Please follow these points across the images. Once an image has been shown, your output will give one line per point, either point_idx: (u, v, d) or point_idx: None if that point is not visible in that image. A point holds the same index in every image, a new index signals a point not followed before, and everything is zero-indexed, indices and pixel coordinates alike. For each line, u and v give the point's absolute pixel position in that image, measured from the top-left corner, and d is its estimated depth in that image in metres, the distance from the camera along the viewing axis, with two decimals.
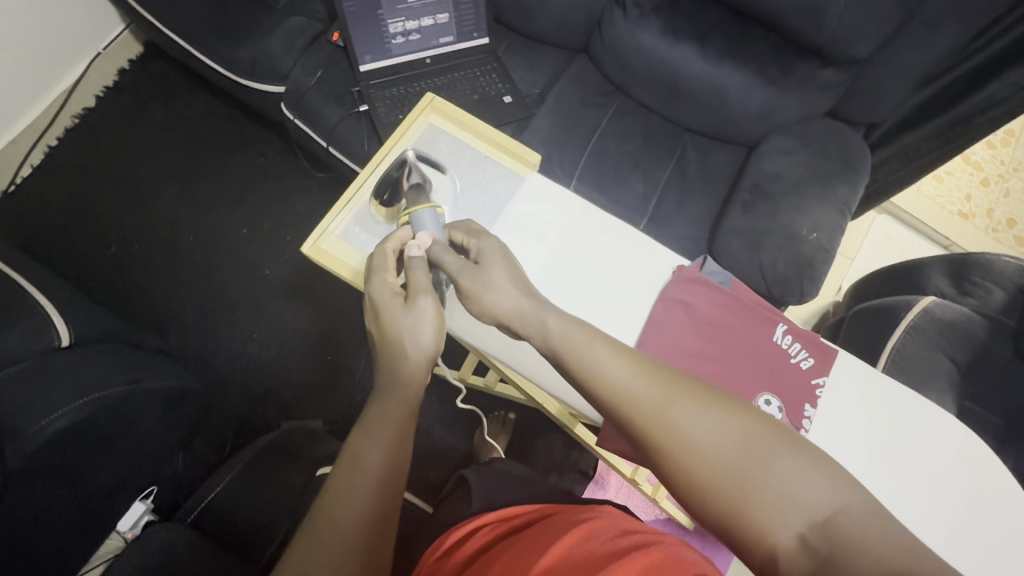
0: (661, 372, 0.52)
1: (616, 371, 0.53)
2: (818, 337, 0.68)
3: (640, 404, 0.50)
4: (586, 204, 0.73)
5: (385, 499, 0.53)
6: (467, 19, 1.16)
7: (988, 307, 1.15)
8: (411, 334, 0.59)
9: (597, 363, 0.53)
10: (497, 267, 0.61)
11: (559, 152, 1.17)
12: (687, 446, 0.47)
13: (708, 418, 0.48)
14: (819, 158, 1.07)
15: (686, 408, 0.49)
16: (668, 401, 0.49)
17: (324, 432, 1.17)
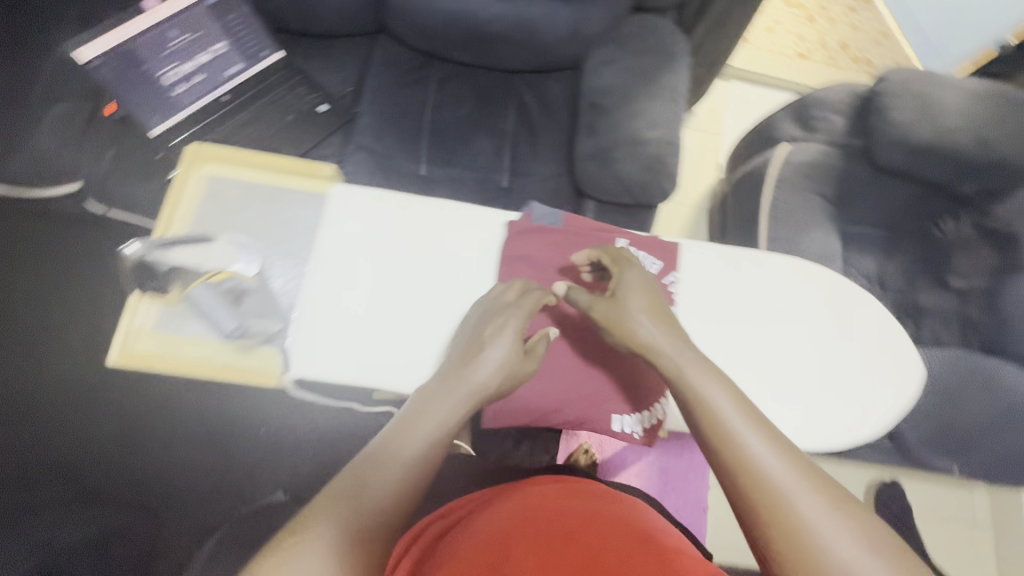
0: (797, 450, 0.46)
1: (748, 435, 0.47)
2: (658, 238, 0.71)
3: (773, 472, 0.44)
4: (401, 196, 0.68)
5: (405, 490, 0.47)
6: (246, 40, 1.07)
7: (834, 135, 1.21)
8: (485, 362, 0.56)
9: (725, 411, 0.49)
10: (636, 301, 0.61)
11: (397, 142, 1.13)
12: (803, 524, 0.42)
13: (843, 523, 0.42)
14: (639, 56, 1.05)
15: (804, 489, 0.44)
16: (802, 484, 0.44)
17: (283, 501, 1.13)
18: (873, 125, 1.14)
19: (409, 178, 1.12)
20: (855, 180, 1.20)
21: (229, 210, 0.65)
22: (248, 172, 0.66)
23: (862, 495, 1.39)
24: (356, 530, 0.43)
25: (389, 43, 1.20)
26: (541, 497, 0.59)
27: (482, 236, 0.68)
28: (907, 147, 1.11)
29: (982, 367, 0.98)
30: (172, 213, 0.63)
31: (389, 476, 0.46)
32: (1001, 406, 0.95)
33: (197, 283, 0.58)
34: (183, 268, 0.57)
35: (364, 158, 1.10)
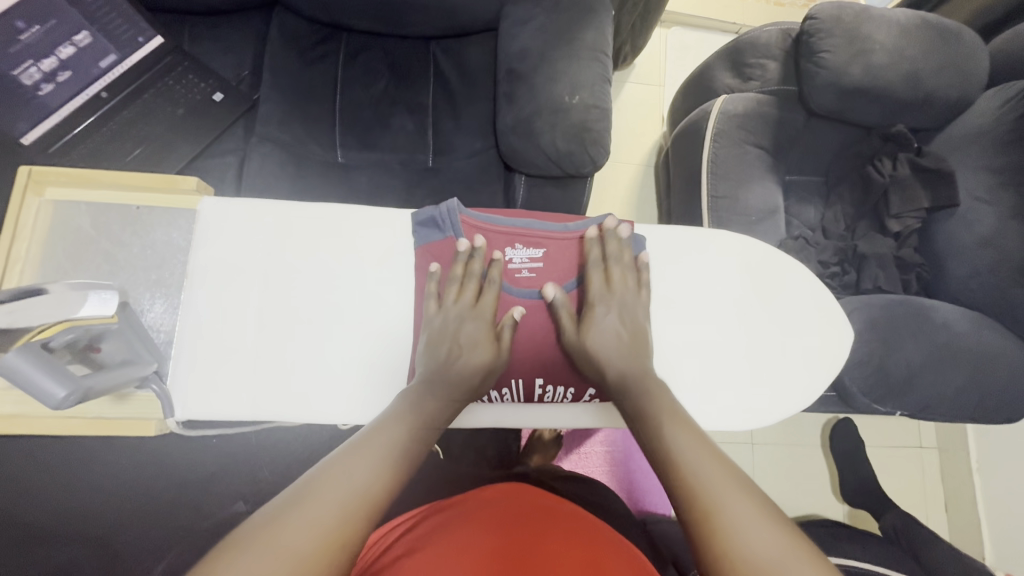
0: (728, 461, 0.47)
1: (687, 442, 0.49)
2: (540, 233, 0.64)
3: (689, 465, 0.47)
4: (279, 203, 0.61)
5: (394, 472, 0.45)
6: (116, 25, 0.93)
7: (769, 82, 1.17)
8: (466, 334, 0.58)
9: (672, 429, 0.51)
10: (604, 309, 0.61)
11: (306, 125, 1.03)
12: (740, 549, 0.40)
13: (759, 528, 0.41)
14: (555, 13, 0.97)
15: (729, 489, 0.44)
16: (720, 482, 0.45)
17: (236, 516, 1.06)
18: (806, 71, 1.10)
19: (327, 167, 1.04)
20: (791, 127, 1.17)
21: (82, 241, 0.57)
22: (102, 196, 0.58)
23: (815, 435, 1.43)
24: (302, 560, 0.37)
25: (286, 15, 1.08)
26: (490, 497, 0.62)
27: (380, 237, 0.62)
28: (838, 89, 1.07)
29: (911, 307, 1.00)
30: (10, 253, 0.55)
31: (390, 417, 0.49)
32: (934, 346, 0.96)
33: (13, 349, 0.42)
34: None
35: (272, 149, 1.00)
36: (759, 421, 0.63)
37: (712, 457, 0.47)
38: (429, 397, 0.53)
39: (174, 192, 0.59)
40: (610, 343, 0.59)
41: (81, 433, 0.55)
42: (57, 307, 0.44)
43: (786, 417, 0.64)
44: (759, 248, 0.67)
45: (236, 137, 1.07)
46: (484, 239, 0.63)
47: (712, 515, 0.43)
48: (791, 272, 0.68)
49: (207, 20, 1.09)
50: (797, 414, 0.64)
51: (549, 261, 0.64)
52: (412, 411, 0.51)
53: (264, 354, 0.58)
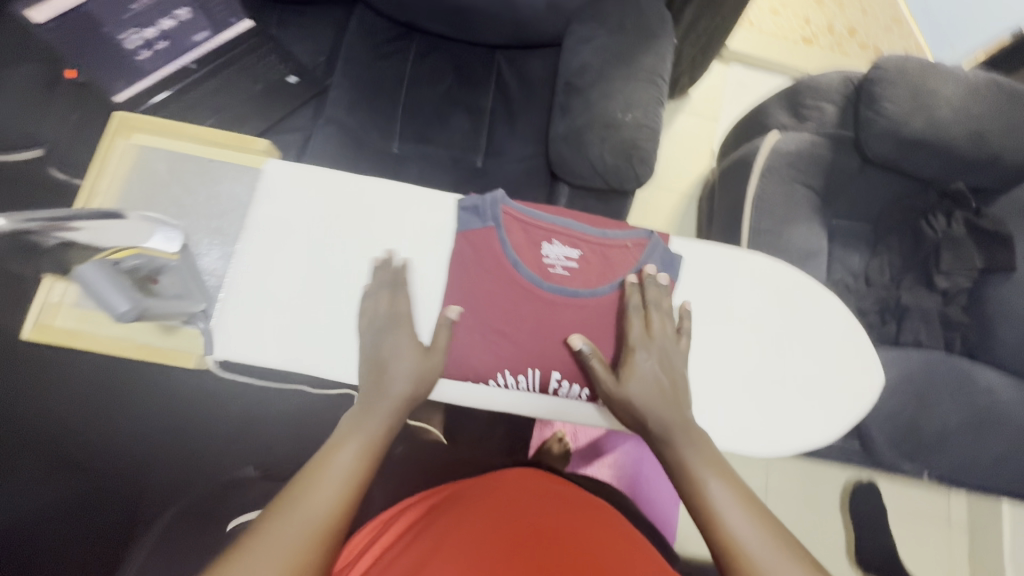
0: (774, 520, 0.47)
1: (734, 505, 0.49)
2: (580, 234, 0.62)
3: (743, 534, 0.46)
4: (335, 173, 0.64)
5: (332, 531, 0.44)
6: (214, 6, 1.03)
7: (825, 125, 1.17)
8: (394, 359, 0.57)
9: (716, 485, 0.50)
10: (647, 350, 0.58)
11: (369, 115, 1.10)
12: None
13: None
14: (619, 34, 1.00)
15: (781, 557, 0.44)
16: (769, 547, 0.45)
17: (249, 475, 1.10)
18: (863, 117, 1.09)
19: (382, 156, 1.09)
20: (844, 172, 1.16)
21: (156, 184, 0.62)
22: (183, 147, 0.64)
23: (835, 493, 1.37)
24: None
25: (365, 12, 1.15)
26: (499, 487, 0.61)
27: (429, 216, 0.65)
28: (896, 138, 1.06)
29: (953, 367, 0.96)
30: (94, 186, 0.60)
31: (344, 450, 0.50)
32: (972, 411, 0.92)
33: (90, 262, 0.48)
34: (75, 244, 0.47)
35: (334, 133, 1.06)
36: (771, 450, 0.62)
37: (747, 507, 0.48)
38: (373, 422, 0.53)
39: (248, 151, 0.65)
40: (649, 390, 0.56)
41: (134, 357, 0.59)
42: (120, 226, 0.49)
43: (799, 450, 0.63)
44: (798, 278, 0.67)
45: (305, 118, 1.13)
46: (522, 231, 0.62)
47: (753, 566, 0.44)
48: (828, 309, 0.66)
49: (294, 10, 1.17)
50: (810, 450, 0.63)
51: (584, 262, 0.62)
52: (356, 446, 0.51)
53: (303, 311, 0.61)
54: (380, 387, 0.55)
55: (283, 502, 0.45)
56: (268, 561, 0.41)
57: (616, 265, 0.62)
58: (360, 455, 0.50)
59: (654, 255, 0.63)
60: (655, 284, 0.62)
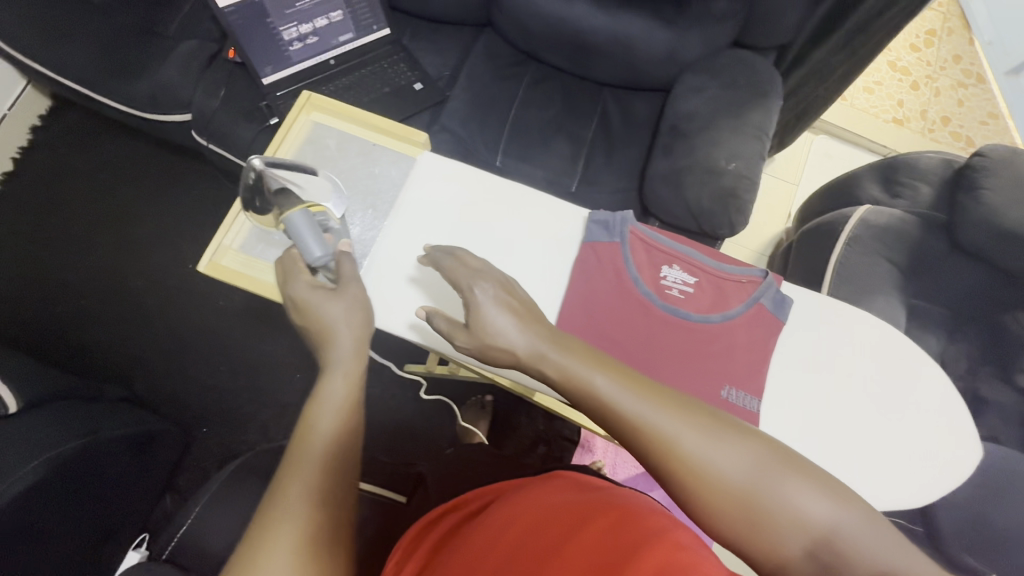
0: (670, 393, 0.46)
1: (626, 393, 0.45)
2: (699, 262, 0.67)
3: (657, 421, 0.43)
4: (481, 173, 0.70)
5: (324, 498, 0.46)
6: (363, 13, 1.13)
7: (918, 206, 1.18)
8: (340, 318, 0.55)
9: (598, 379, 0.46)
10: (485, 281, 0.53)
11: (480, 129, 1.17)
12: (720, 483, 0.41)
13: (723, 448, 0.42)
14: (730, 89, 1.06)
15: (703, 435, 0.43)
16: (682, 423, 0.43)
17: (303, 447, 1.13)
18: (963, 202, 1.11)
19: (485, 167, 1.16)
20: (932, 254, 1.16)
21: (325, 158, 0.70)
22: (352, 128, 0.71)
23: None
24: None
25: (491, 36, 1.25)
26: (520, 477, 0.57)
27: (556, 224, 0.69)
28: (993, 229, 1.07)
29: None
30: (276, 150, 0.69)
31: (318, 410, 0.51)
32: None
33: (298, 210, 0.58)
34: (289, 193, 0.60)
35: (447, 140, 1.14)
36: (868, 503, 0.62)
37: (658, 397, 0.45)
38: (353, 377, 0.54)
39: (406, 140, 0.71)
40: (508, 325, 0.50)
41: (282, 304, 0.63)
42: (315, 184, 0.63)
43: (894, 508, 0.62)
44: (903, 343, 0.68)
45: (421, 122, 1.19)
46: (644, 251, 0.68)
47: (680, 455, 0.42)
48: (931, 375, 0.67)
49: (426, 25, 1.28)
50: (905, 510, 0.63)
51: (698, 289, 0.66)
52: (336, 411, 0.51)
53: (432, 289, 0.65)
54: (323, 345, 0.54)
55: (288, 463, 0.47)
56: (289, 518, 0.43)
57: (730, 296, 0.65)
58: (350, 387, 0.53)
59: (767, 293, 0.65)
60: (764, 321, 0.65)
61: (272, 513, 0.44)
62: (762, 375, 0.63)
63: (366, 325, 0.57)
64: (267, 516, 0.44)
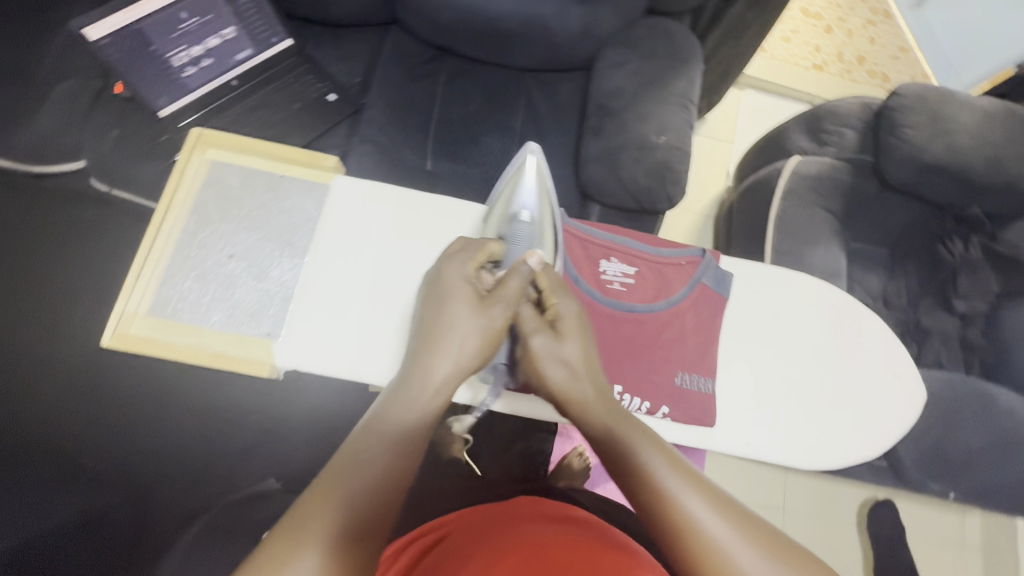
0: (725, 496, 0.47)
1: (670, 468, 0.49)
2: (635, 250, 0.67)
3: (711, 524, 0.44)
4: (401, 192, 0.68)
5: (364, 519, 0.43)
6: (257, 26, 1.06)
7: (846, 151, 1.21)
8: (461, 339, 0.56)
9: (651, 456, 0.50)
10: (570, 339, 0.59)
11: (404, 133, 1.12)
12: None
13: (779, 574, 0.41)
14: (650, 60, 1.04)
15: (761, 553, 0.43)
16: (733, 529, 0.44)
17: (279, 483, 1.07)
18: (885, 142, 1.13)
19: (415, 173, 1.12)
20: (863, 195, 1.19)
21: (229, 196, 0.65)
22: (254, 161, 0.66)
23: (851, 513, 1.38)
24: None
25: (402, 34, 1.19)
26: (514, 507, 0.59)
27: (486, 234, 0.68)
28: (916, 164, 1.10)
29: (973, 389, 0.97)
30: (173, 199, 0.63)
31: (372, 430, 0.50)
32: (994, 432, 0.95)
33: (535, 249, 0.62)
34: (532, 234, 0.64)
35: (370, 150, 1.09)
36: (825, 463, 0.63)
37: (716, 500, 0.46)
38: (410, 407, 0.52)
39: (317, 166, 0.68)
40: (567, 360, 0.58)
41: (206, 365, 0.59)
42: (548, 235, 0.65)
43: (852, 463, 0.64)
44: (844, 301, 0.68)
45: (341, 134, 1.14)
46: (581, 248, 0.67)
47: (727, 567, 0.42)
48: (875, 327, 0.68)
49: (331, 30, 1.20)
50: (863, 463, 0.64)
51: (639, 278, 0.66)
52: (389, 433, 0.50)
53: (368, 321, 0.62)
54: (430, 347, 0.56)
55: (330, 478, 0.45)
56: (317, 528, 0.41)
57: (672, 280, 0.66)
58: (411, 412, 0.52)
59: (707, 272, 0.65)
60: (708, 300, 0.65)
61: (306, 522, 0.41)
62: (712, 355, 0.64)
63: (484, 356, 0.57)
64: (297, 521, 0.41)
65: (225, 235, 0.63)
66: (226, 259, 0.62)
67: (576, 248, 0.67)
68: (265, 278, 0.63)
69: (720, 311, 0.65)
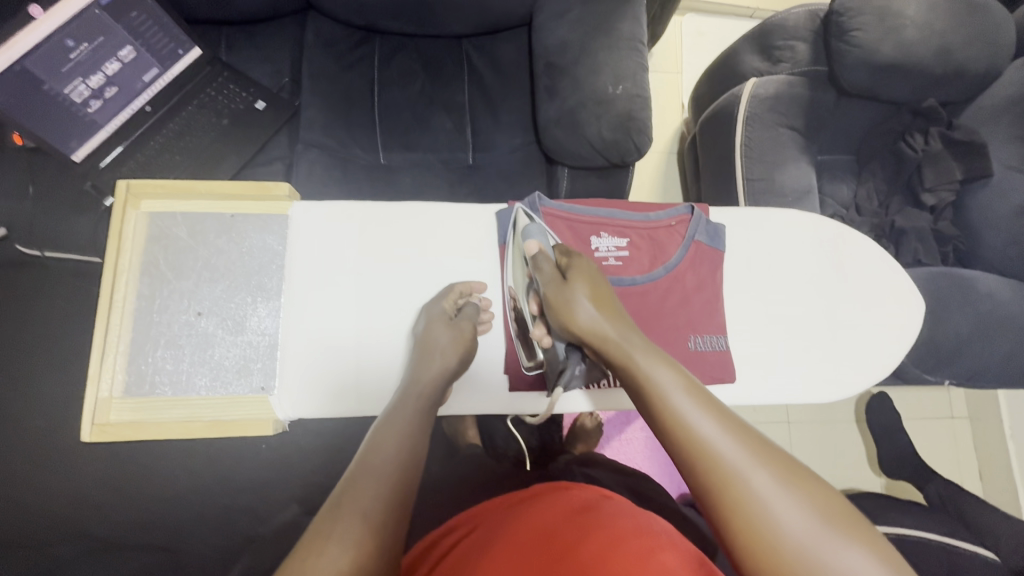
0: (748, 430, 0.44)
1: (692, 406, 0.45)
2: (624, 220, 0.64)
3: (717, 442, 0.43)
4: (368, 205, 0.63)
5: (395, 503, 0.44)
6: (157, 38, 0.92)
7: (800, 64, 1.18)
8: (431, 346, 0.57)
9: (668, 388, 0.47)
10: (581, 285, 0.55)
11: (347, 129, 1.04)
12: (762, 511, 0.39)
13: (788, 499, 0.40)
14: (592, 5, 0.97)
15: (765, 471, 0.41)
16: (750, 461, 0.42)
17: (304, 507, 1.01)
18: (837, 50, 1.11)
19: (370, 169, 1.05)
20: (823, 107, 1.19)
21: (181, 249, 0.59)
22: (196, 206, 0.60)
23: (849, 411, 1.45)
24: None
25: (320, 20, 1.08)
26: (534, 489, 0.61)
27: (466, 233, 0.65)
28: (870, 67, 1.09)
29: (954, 278, 1.01)
30: (117, 264, 0.57)
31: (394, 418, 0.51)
32: (980, 316, 0.98)
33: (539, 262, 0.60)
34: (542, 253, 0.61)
35: (317, 154, 1.01)
36: (837, 394, 0.64)
37: (721, 418, 0.45)
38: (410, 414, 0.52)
39: (268, 198, 0.60)
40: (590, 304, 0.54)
41: (200, 436, 0.55)
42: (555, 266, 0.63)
43: (864, 389, 0.65)
44: (832, 230, 0.69)
45: (281, 144, 1.07)
46: (569, 229, 0.64)
47: (732, 486, 0.41)
48: (867, 251, 0.69)
49: (242, 29, 1.09)
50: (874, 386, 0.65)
51: (633, 249, 0.64)
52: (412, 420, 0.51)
53: (365, 349, 0.61)
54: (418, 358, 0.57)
55: (360, 475, 0.45)
56: (348, 516, 0.41)
57: (666, 243, 0.64)
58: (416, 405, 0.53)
59: (699, 228, 0.64)
60: (706, 257, 0.64)
61: (341, 514, 0.41)
62: (718, 311, 0.63)
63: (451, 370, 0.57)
64: (331, 515, 0.41)
65: (187, 293, 0.58)
66: (196, 318, 0.58)
67: (564, 228, 0.64)
68: (244, 330, 0.58)
69: (719, 265, 0.64)
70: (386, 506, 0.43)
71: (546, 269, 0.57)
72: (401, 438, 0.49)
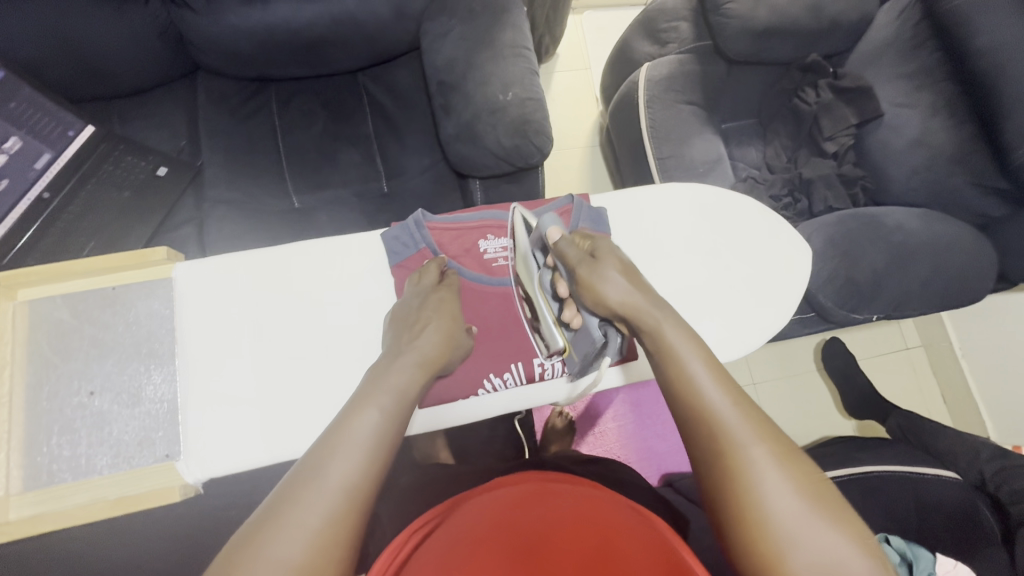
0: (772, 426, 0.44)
1: (714, 389, 0.47)
2: (508, 221, 0.71)
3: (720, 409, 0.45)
4: (253, 253, 0.65)
5: (351, 503, 0.41)
6: (42, 123, 0.90)
7: (685, 42, 1.23)
8: (428, 332, 0.58)
9: (693, 363, 0.49)
10: (611, 260, 0.59)
11: (255, 180, 1.04)
12: (750, 474, 0.41)
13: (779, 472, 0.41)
14: (471, 20, 0.99)
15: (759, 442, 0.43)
16: (770, 457, 0.42)
17: None
18: (716, 23, 1.16)
19: (284, 215, 1.05)
20: (717, 78, 1.23)
21: (64, 332, 0.60)
22: (74, 285, 0.60)
23: (808, 361, 1.48)
24: None
25: (211, 78, 1.08)
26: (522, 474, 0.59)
27: (353, 263, 0.67)
28: (749, 33, 1.14)
29: (864, 218, 1.05)
30: None
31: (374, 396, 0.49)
32: (893, 249, 1.02)
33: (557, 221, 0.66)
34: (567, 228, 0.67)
35: (228, 211, 1.01)
36: (745, 348, 0.67)
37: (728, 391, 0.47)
38: (405, 391, 0.52)
39: (146, 264, 0.61)
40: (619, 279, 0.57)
41: (104, 517, 0.55)
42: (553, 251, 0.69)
43: (759, 344, 0.68)
44: (711, 192, 0.72)
45: (189, 207, 1.08)
46: (457, 238, 0.70)
47: (730, 448, 0.43)
48: (751, 211, 0.72)
49: (132, 100, 1.09)
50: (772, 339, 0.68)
51: (520, 246, 0.71)
52: (395, 403, 0.49)
53: (269, 396, 0.62)
54: (412, 341, 0.57)
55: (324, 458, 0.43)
56: (310, 504, 0.40)
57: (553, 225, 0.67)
58: (405, 377, 0.52)
59: (583, 215, 0.68)
60: (594, 240, 0.67)
61: (300, 499, 0.40)
62: None
63: (444, 353, 0.58)
64: (297, 486, 0.41)
65: (77, 373, 0.59)
66: (88, 398, 0.58)
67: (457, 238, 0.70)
68: (140, 401, 0.59)
69: (608, 245, 0.67)
70: (344, 505, 0.41)
71: (569, 253, 0.62)
72: (381, 424, 0.47)
